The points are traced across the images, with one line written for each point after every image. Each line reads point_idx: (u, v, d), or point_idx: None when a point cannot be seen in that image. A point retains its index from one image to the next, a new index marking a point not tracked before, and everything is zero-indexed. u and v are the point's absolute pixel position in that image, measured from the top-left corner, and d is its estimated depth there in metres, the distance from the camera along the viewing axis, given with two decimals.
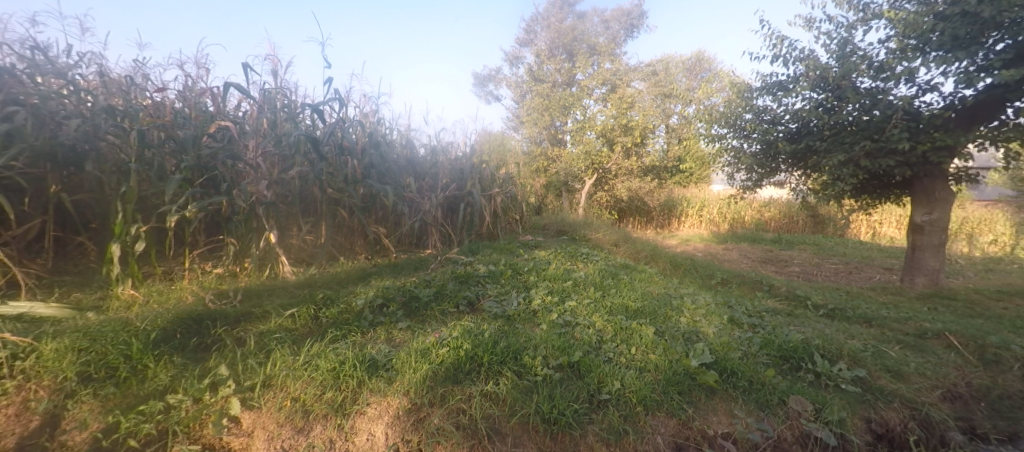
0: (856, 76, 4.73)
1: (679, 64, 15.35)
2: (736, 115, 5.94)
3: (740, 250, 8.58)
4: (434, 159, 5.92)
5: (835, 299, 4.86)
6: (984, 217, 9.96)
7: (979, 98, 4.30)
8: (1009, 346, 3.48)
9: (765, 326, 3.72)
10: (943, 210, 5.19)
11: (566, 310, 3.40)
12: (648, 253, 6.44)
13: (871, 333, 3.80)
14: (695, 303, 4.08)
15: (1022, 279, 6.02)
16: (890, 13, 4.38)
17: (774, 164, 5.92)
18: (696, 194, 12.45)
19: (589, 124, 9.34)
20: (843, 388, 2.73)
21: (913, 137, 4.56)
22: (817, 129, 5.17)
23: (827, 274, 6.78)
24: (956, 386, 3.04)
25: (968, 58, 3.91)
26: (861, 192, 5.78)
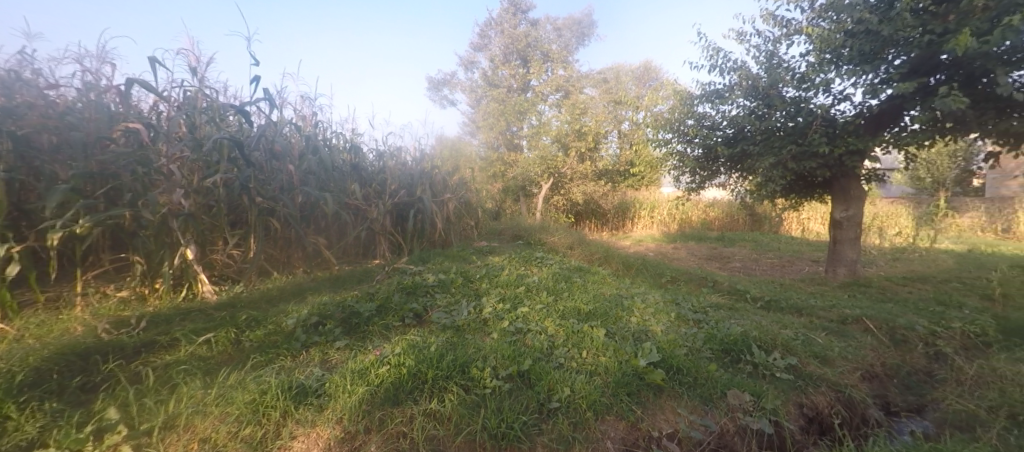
0: (782, 86, 5.12)
1: (628, 72, 15.99)
2: (679, 121, 6.24)
3: (688, 249, 9.00)
4: (382, 164, 5.70)
5: (771, 292, 5.20)
6: (892, 211, 11.16)
7: (882, 107, 4.78)
8: (914, 327, 3.87)
9: (708, 321, 3.88)
10: (858, 206, 5.73)
11: (518, 317, 3.36)
12: (601, 255, 6.57)
13: (802, 322, 4.08)
14: (645, 302, 4.20)
15: (923, 266, 6.78)
16: (808, 30, 4.78)
17: (715, 167, 6.26)
18: (647, 197, 12.99)
19: (544, 129, 9.48)
20: (778, 376, 2.89)
21: (832, 141, 4.97)
22: (751, 134, 5.52)
23: (764, 268, 7.27)
24: (874, 366, 3.32)
25: (872, 71, 4.34)
26: (789, 192, 6.25)
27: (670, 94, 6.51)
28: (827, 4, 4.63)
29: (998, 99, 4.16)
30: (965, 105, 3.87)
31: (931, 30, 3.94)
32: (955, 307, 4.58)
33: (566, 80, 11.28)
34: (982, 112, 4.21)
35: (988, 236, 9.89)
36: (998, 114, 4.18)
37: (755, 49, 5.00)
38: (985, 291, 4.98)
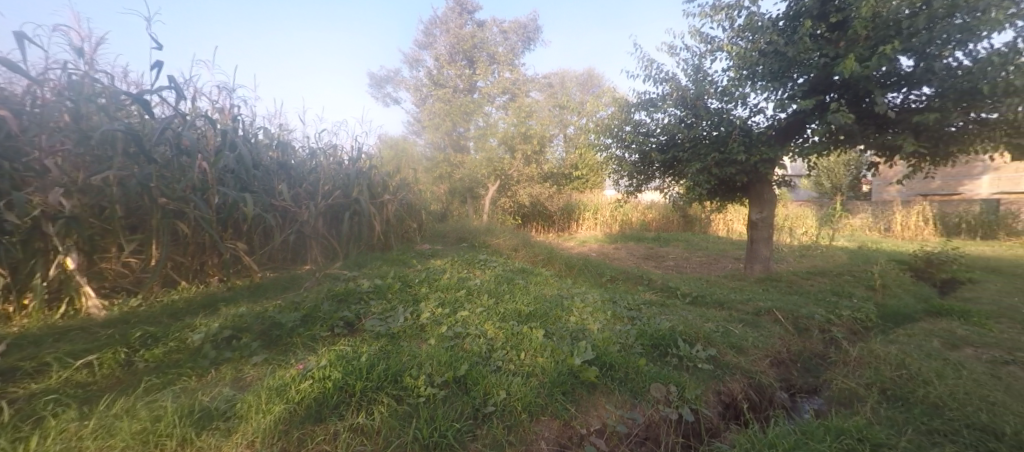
0: (707, 97, 5.54)
1: (572, 78, 16.51)
2: (618, 127, 6.54)
3: (627, 249, 9.46)
4: (314, 163, 5.37)
5: (698, 288, 5.60)
6: (799, 214, 12.48)
7: (789, 120, 5.39)
8: (814, 316, 4.35)
9: (641, 318, 4.09)
10: (769, 209, 6.35)
11: (457, 321, 3.31)
12: (545, 257, 6.68)
13: (723, 316, 4.43)
14: (583, 302, 4.34)
15: (823, 261, 7.67)
16: (727, 48, 5.23)
17: (649, 172, 6.64)
18: (590, 199, 13.47)
19: (490, 131, 9.52)
20: (700, 367, 3.11)
21: (749, 150, 5.46)
22: (681, 142, 5.93)
23: (694, 266, 7.83)
24: (781, 353, 3.68)
25: (781, 88, 4.83)
26: (713, 196, 6.77)
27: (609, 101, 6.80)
28: (743, 25, 5.09)
29: (876, 117, 4.84)
30: (850, 121, 4.45)
31: (825, 54, 4.48)
32: (846, 297, 5.22)
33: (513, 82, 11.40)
34: (864, 128, 4.86)
35: (873, 235, 11.41)
36: (876, 130, 4.84)
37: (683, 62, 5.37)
38: (868, 283, 5.74)
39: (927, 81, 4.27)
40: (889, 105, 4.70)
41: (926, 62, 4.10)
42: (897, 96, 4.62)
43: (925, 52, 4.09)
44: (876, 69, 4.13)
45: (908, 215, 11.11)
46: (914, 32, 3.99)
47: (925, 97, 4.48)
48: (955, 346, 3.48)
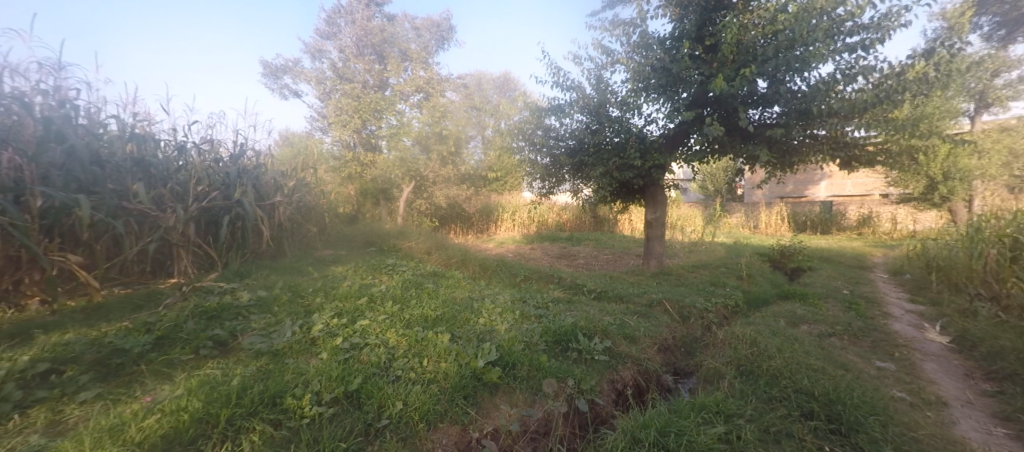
0: (609, 106, 5.96)
1: (489, 81, 16.59)
2: (531, 131, 6.75)
3: (542, 249, 9.76)
4: (183, 159, 4.65)
5: (603, 284, 5.99)
6: (689, 214, 13.64)
7: (677, 131, 6.02)
8: (695, 305, 4.91)
9: (547, 315, 4.24)
10: (661, 210, 7.04)
11: (356, 332, 3.10)
12: (458, 259, 6.57)
13: (621, 309, 4.81)
14: (494, 303, 4.38)
15: (706, 256, 8.73)
16: (625, 61, 5.70)
17: (558, 175, 6.91)
18: (508, 201, 13.60)
19: (403, 130, 9.08)
20: (596, 358, 3.31)
21: (644, 156, 5.98)
22: (586, 147, 6.28)
23: (601, 263, 8.39)
24: (667, 339, 4.08)
25: (668, 101, 5.40)
26: (615, 198, 7.29)
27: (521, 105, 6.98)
28: (637, 42, 5.60)
29: (743, 131, 5.61)
30: (721, 132, 5.11)
31: (701, 73, 5.11)
32: (721, 286, 6.00)
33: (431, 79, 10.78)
34: (732, 139, 5.62)
35: (745, 231, 13.23)
36: (742, 142, 5.62)
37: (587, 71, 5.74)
38: (738, 273, 6.65)
39: (776, 101, 5.09)
40: (751, 121, 5.48)
41: (775, 85, 4.88)
42: (756, 113, 5.44)
43: (774, 76, 4.87)
44: (740, 88, 4.82)
45: (769, 215, 13.09)
46: (767, 59, 4.74)
47: (776, 115, 5.33)
48: (795, 324, 4.20)
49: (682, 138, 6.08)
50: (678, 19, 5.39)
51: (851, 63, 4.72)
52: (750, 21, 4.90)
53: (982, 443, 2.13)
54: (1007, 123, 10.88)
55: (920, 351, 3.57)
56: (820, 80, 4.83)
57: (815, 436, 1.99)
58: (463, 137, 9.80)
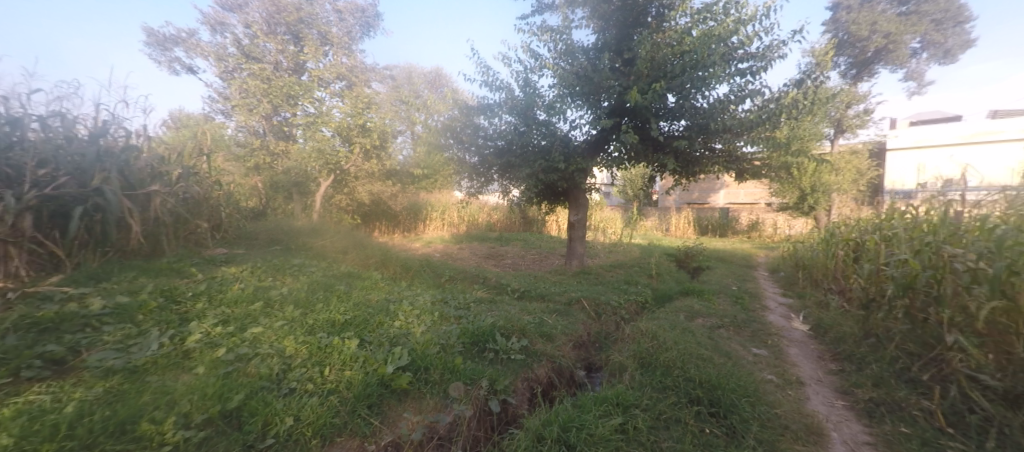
0: (535, 110, 6.02)
1: (418, 75, 16.00)
2: (457, 128, 6.50)
3: (470, 249, 9.51)
4: (16, 136, 3.78)
5: (526, 283, 6.00)
6: (610, 218, 13.52)
7: (598, 138, 6.26)
8: (609, 302, 5.15)
9: (467, 316, 4.11)
10: (583, 213, 7.30)
11: (244, 341, 2.74)
12: (378, 260, 6.09)
13: (541, 307, 4.85)
14: (413, 305, 4.17)
15: (623, 255, 9.25)
16: (551, 67, 5.79)
17: (487, 174, 6.84)
18: (438, 201, 12.69)
19: (323, 120, 7.83)
20: (512, 357, 3.30)
21: (568, 159, 6.11)
22: (514, 148, 6.29)
23: (528, 263, 8.50)
24: (582, 336, 4.22)
25: (590, 108, 5.64)
26: (540, 199, 7.36)
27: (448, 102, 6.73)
28: (563, 49, 5.73)
29: (655, 141, 5.98)
30: (635, 141, 5.43)
31: (620, 84, 5.36)
32: (633, 284, 6.40)
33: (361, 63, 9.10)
34: (645, 148, 5.99)
35: (658, 233, 14.20)
36: (654, 151, 6.01)
37: (516, 74, 5.74)
38: (649, 272, 7.13)
39: (682, 115, 5.52)
40: (662, 132, 5.87)
41: (682, 100, 5.30)
42: (666, 125, 5.85)
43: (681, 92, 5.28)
44: (652, 101, 5.16)
45: (678, 218, 14.42)
46: (675, 76, 5.14)
47: (683, 128, 5.79)
48: (692, 317, 4.59)
49: (602, 145, 6.31)
50: (601, 31, 5.61)
51: (741, 86, 5.32)
52: (663, 40, 5.28)
53: (826, 415, 2.50)
54: (857, 147, 13.12)
55: (788, 338, 4.11)
56: (718, 99, 5.36)
57: (698, 420, 2.18)
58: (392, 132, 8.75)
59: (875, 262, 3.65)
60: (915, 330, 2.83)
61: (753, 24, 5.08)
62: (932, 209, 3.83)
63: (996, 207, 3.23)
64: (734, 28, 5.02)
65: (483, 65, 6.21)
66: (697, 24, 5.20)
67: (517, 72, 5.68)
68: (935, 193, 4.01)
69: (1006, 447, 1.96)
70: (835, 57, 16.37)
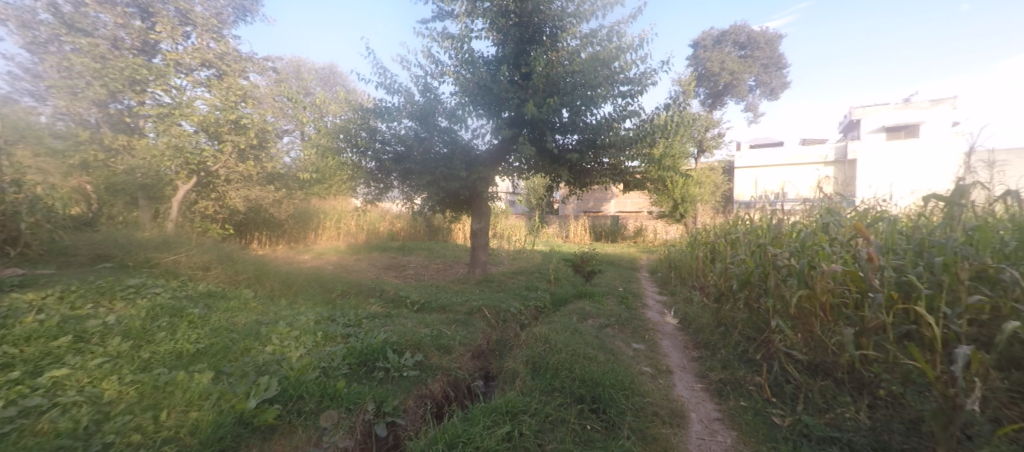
0: (437, 116, 5.53)
1: (308, 71, 14.58)
2: (350, 131, 5.55)
3: (369, 259, 8.23)
4: None
5: (426, 294, 5.18)
6: (516, 224, 12.99)
7: (500, 148, 6.05)
8: (511, 308, 4.74)
9: (357, 333, 3.52)
10: (487, 218, 6.82)
11: (37, 390, 2.14)
12: (250, 275, 5.29)
13: (439, 318, 4.23)
14: (291, 325, 3.60)
15: (526, 261, 9.38)
16: (450, 73, 5.49)
17: (386, 180, 5.95)
18: (332, 206, 10.77)
19: (181, 112, 6.37)
20: (404, 375, 2.74)
21: (470, 168, 5.67)
22: (413, 155, 5.58)
23: (431, 272, 7.35)
24: (482, 345, 3.69)
25: (490, 119, 5.66)
26: (440, 204, 6.59)
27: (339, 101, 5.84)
28: (463, 57, 5.56)
29: (551, 154, 6.15)
30: (532, 153, 5.55)
31: (519, 97, 5.43)
32: (534, 290, 6.18)
33: (235, 50, 7.63)
34: (542, 160, 6.17)
35: (558, 240, 14.79)
36: (550, 163, 6.20)
37: (415, 77, 5.32)
38: (548, 277, 7.31)
39: (574, 130, 5.82)
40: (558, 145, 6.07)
41: (574, 116, 5.59)
42: (561, 139, 6.07)
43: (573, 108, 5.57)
44: (547, 115, 5.35)
45: (576, 225, 15.28)
46: (568, 93, 5.42)
47: (575, 142, 6.07)
48: (584, 319, 4.81)
49: (503, 155, 6.15)
50: (499, 44, 5.67)
51: (623, 106, 5.84)
52: (556, 59, 5.55)
53: (687, 397, 2.85)
54: (713, 164, 15.47)
55: (661, 332, 4.59)
56: (604, 117, 5.79)
57: (581, 418, 2.29)
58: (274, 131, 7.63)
59: (725, 262, 4.30)
60: (751, 317, 3.47)
61: (631, 53, 5.64)
62: (762, 217, 4.66)
63: (803, 216, 4.06)
64: (616, 54, 5.51)
65: (378, 63, 5.51)
66: (585, 48, 5.59)
67: (416, 76, 5.34)
68: (766, 204, 4.87)
69: (810, 407, 2.43)
70: (695, 87, 19.23)
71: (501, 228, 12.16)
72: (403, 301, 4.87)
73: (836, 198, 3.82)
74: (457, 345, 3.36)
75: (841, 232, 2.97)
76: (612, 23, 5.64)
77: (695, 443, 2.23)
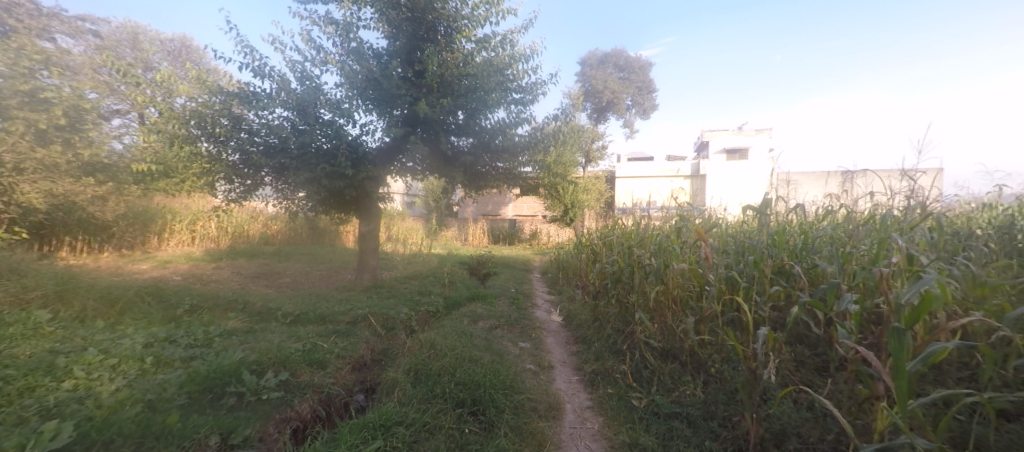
0: (319, 108, 4.97)
1: (154, 40, 12.15)
2: (209, 116, 4.79)
3: (233, 267, 7.14)
4: None
5: (304, 305, 4.71)
6: (413, 227, 12.40)
7: (391, 147, 5.73)
8: (399, 315, 4.53)
9: (206, 354, 2.95)
10: (376, 222, 6.46)
11: None
12: (52, 290, 4.03)
13: (315, 330, 3.86)
14: (110, 351, 2.87)
15: (420, 265, 9.07)
16: (334, 62, 5.09)
17: (255, 176, 5.16)
18: (184, 205, 9.26)
19: None
20: (265, 397, 2.36)
21: (357, 166, 5.22)
22: (289, 148, 4.97)
23: (313, 280, 6.68)
24: (364, 356, 3.33)
25: (381, 114, 5.32)
26: (322, 206, 6.02)
27: (192, 82, 5.02)
28: (349, 46, 5.18)
29: (446, 156, 6.04)
30: (425, 153, 5.39)
31: (410, 94, 5.27)
32: (426, 295, 6.02)
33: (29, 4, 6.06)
34: (436, 161, 6.04)
35: (457, 243, 14.67)
36: (445, 165, 6.09)
37: (291, 61, 4.81)
38: (442, 281, 7.15)
39: (468, 133, 5.81)
40: (452, 147, 5.98)
41: (469, 118, 5.58)
42: (455, 140, 5.99)
43: (468, 111, 5.57)
44: (440, 115, 5.27)
45: (474, 228, 15.34)
46: (462, 95, 5.43)
47: (470, 145, 6.05)
48: (475, 321, 4.80)
49: (395, 154, 5.81)
50: (390, 38, 5.44)
51: (516, 113, 6.02)
52: (450, 59, 5.50)
53: (564, 390, 3.05)
54: (598, 173, 16.98)
55: (547, 330, 4.85)
56: (499, 122, 5.88)
57: (459, 422, 2.30)
58: (98, 111, 6.17)
59: (602, 263, 4.71)
60: (621, 312, 3.90)
61: (523, 62, 5.86)
62: (633, 222, 5.23)
63: (664, 221, 4.66)
64: (509, 62, 5.69)
65: (244, 41, 4.81)
66: (479, 52, 5.65)
67: (293, 61, 4.82)
68: (638, 210, 5.46)
69: (661, 388, 2.81)
70: (583, 101, 20.92)
71: (396, 230, 11.52)
72: (273, 314, 4.33)
73: (688, 206, 4.47)
74: (333, 357, 3.10)
75: (689, 235, 3.47)
76: (505, 31, 5.81)
77: (567, 433, 2.41)
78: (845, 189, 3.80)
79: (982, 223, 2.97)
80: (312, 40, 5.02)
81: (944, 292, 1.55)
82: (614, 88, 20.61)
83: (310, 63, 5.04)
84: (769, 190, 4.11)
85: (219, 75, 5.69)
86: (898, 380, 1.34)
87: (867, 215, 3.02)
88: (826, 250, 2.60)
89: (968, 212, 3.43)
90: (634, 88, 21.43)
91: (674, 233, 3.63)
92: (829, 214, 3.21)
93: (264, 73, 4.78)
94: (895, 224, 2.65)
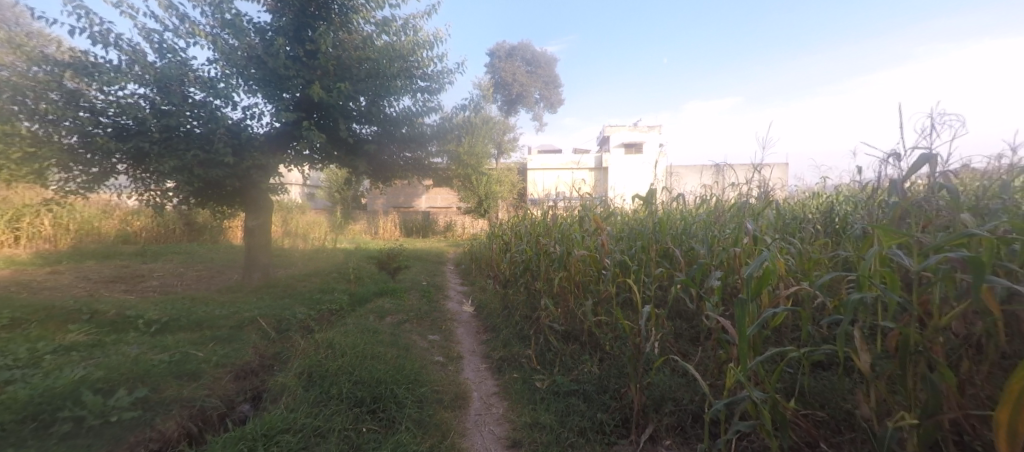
0: (186, 85, 4.28)
1: None
2: (29, 88, 3.83)
3: (76, 271, 5.89)
4: None
5: (175, 310, 4.07)
6: (315, 220, 11.41)
7: (282, 133, 5.19)
8: (296, 316, 4.15)
9: (31, 375, 2.40)
10: (267, 215, 5.83)
11: None
12: None
13: (189, 339, 3.37)
14: None
15: (323, 261, 8.40)
16: (204, 35, 4.41)
17: (103, 160, 4.29)
18: (1, 199, 7.20)
19: None
20: (112, 419, 1.98)
21: (239, 154, 4.61)
22: (149, 132, 4.22)
23: (188, 282, 5.81)
24: (251, 363, 2.99)
25: (268, 96, 4.75)
26: (198, 196, 5.24)
27: (2, 45, 3.98)
28: (223, 18, 4.52)
29: (347, 144, 5.64)
30: (322, 141, 4.96)
31: (302, 76, 4.81)
32: (329, 293, 5.58)
33: None
34: (336, 149, 5.57)
35: (366, 237, 13.86)
36: (347, 154, 5.65)
37: (146, 29, 4.06)
38: (347, 277, 6.69)
39: (372, 121, 5.46)
40: (354, 135, 5.60)
41: (372, 105, 5.26)
42: (357, 128, 5.61)
43: (371, 97, 5.24)
44: (338, 101, 4.90)
45: (385, 220, 14.63)
46: (362, 80, 5.09)
47: (373, 133, 5.74)
48: (383, 317, 4.59)
49: (288, 140, 5.28)
50: (275, 13, 4.88)
51: (423, 101, 5.83)
52: (346, 41, 5.11)
53: (472, 379, 3.09)
54: (510, 165, 17.30)
55: (458, 321, 4.84)
56: (404, 110, 5.65)
57: (356, 421, 2.20)
58: None
59: (512, 252, 4.81)
60: (529, 299, 4.03)
61: (428, 49, 5.69)
62: (541, 213, 5.43)
63: (569, 211, 4.90)
64: (412, 48, 5.49)
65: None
66: (380, 36, 5.35)
67: (148, 29, 4.07)
68: (545, 200, 5.66)
69: (562, 368, 2.98)
70: (494, 93, 21.08)
71: (295, 224, 10.47)
72: (131, 323, 3.66)
73: (589, 196, 4.76)
74: (210, 367, 2.74)
75: (588, 223, 3.71)
76: (408, 15, 5.57)
77: (472, 420, 2.45)
78: (716, 181, 4.37)
79: (812, 208, 3.63)
80: (173, 5, 4.28)
81: (779, 267, 1.87)
82: (522, 82, 21.49)
83: (172, 34, 4.30)
84: (657, 182, 4.57)
85: (45, 39, 4.59)
86: (742, 343, 1.58)
87: (730, 203, 3.51)
88: (699, 234, 2.96)
89: (802, 199, 4.18)
90: (542, 82, 22.27)
91: (576, 222, 3.85)
92: (703, 203, 3.65)
93: (110, 41, 3.97)
94: (750, 211, 3.12)
